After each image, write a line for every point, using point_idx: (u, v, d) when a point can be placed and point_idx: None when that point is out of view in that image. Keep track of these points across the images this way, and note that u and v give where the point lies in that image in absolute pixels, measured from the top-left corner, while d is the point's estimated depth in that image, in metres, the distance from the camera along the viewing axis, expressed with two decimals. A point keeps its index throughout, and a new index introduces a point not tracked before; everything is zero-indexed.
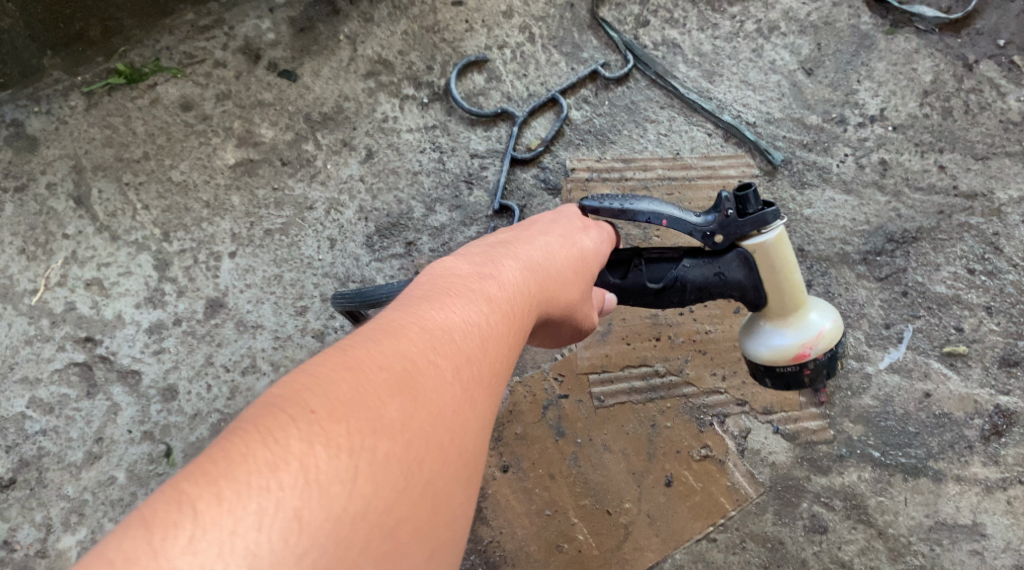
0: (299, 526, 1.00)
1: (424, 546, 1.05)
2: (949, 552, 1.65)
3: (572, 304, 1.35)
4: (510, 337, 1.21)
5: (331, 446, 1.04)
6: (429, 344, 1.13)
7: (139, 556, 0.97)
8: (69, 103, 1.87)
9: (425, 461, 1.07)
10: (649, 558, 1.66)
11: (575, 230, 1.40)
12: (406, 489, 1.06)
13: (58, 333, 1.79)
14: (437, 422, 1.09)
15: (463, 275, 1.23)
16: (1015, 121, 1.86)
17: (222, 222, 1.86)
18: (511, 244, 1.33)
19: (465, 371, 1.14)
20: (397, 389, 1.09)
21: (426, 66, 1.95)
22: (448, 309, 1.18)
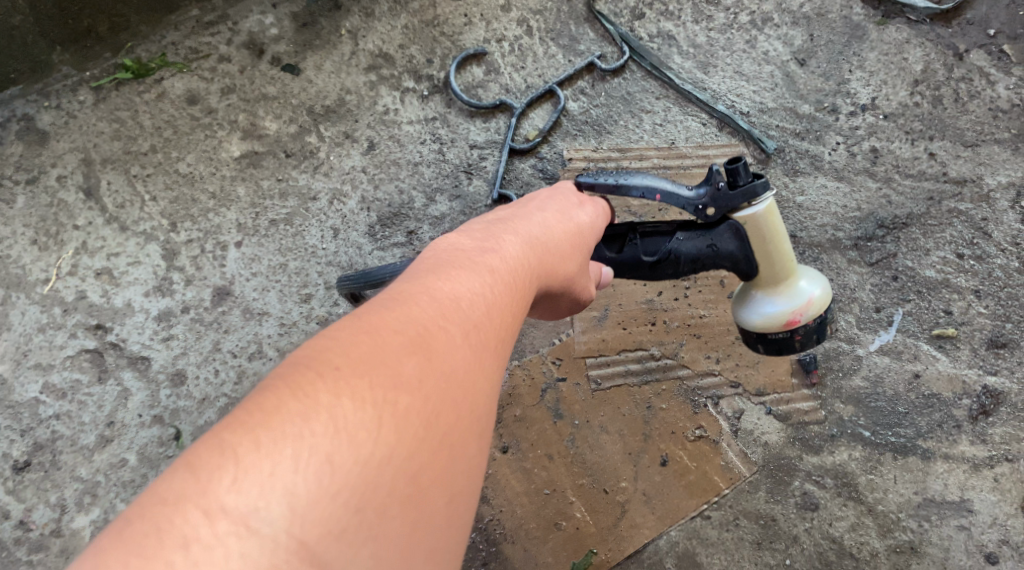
0: (330, 470, 1.05)
1: (443, 494, 1.10)
2: (938, 528, 1.69)
3: (571, 276, 1.40)
4: (516, 303, 1.25)
5: (356, 398, 1.08)
6: (442, 307, 1.18)
7: (187, 495, 1.02)
8: (78, 98, 1.92)
9: (442, 414, 1.12)
10: (645, 535, 1.71)
11: (571, 206, 1.45)
12: (425, 440, 1.10)
13: (69, 321, 1.84)
14: (454, 377, 1.14)
15: (470, 248, 1.28)
16: (1003, 109, 1.90)
17: (228, 212, 1.91)
18: (509, 221, 1.38)
19: (477, 334, 1.18)
20: (414, 347, 1.13)
21: (426, 60, 2.00)
22: (458, 276, 1.23)
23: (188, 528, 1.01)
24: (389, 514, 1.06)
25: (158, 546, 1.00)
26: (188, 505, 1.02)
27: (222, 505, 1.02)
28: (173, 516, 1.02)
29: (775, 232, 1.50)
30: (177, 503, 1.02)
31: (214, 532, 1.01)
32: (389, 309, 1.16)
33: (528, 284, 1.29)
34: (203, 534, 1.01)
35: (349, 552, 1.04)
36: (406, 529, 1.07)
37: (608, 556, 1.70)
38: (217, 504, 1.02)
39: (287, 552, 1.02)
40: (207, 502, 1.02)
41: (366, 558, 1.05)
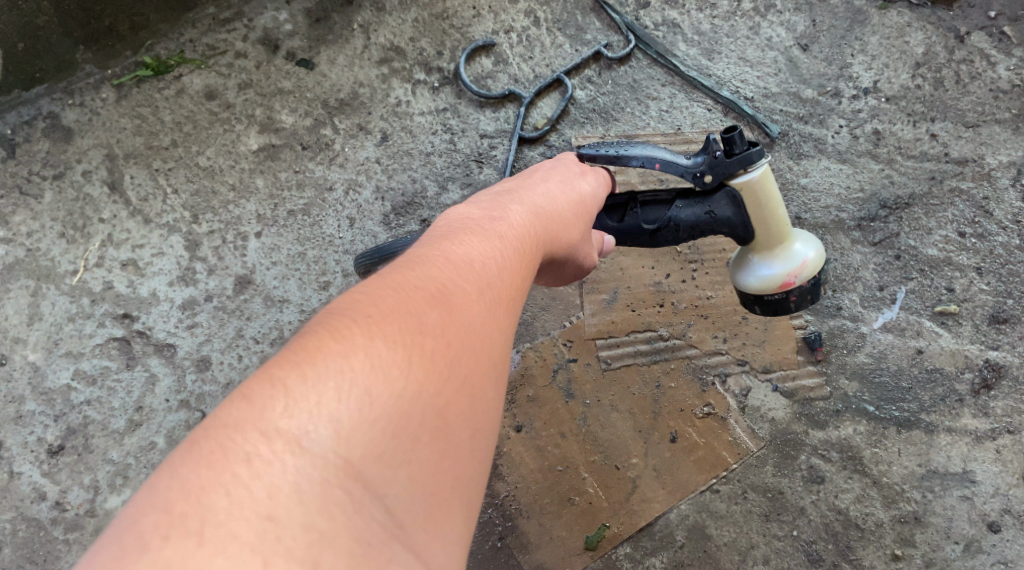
0: (369, 401, 1.11)
1: (469, 428, 1.15)
2: (941, 498, 1.75)
3: (575, 243, 1.46)
4: (525, 263, 1.32)
5: (390, 337, 1.14)
6: (462, 261, 1.25)
7: (243, 419, 1.09)
8: (101, 96, 1.98)
9: (467, 355, 1.18)
10: (656, 509, 1.77)
11: (573, 177, 1.52)
12: (452, 378, 1.15)
13: (98, 310, 1.91)
14: (477, 322, 1.20)
15: (484, 214, 1.35)
16: (1004, 90, 1.93)
17: (248, 204, 1.97)
18: (515, 192, 1.45)
19: (495, 286, 1.25)
20: (440, 294, 1.20)
21: (436, 52, 2.05)
22: (476, 237, 1.30)
23: (248, 448, 1.07)
24: (422, 443, 1.12)
25: (221, 465, 1.07)
26: (246, 427, 1.08)
27: (271, 436, 1.08)
28: (234, 438, 1.08)
29: (770, 197, 1.54)
30: (235, 427, 1.08)
31: (269, 453, 1.07)
32: (414, 264, 1.23)
33: (534, 246, 1.36)
34: (260, 455, 1.07)
35: (388, 477, 1.10)
36: (437, 458, 1.13)
37: (621, 528, 1.76)
38: (272, 427, 1.08)
39: (334, 474, 1.08)
40: (263, 426, 1.08)
41: (402, 483, 1.10)
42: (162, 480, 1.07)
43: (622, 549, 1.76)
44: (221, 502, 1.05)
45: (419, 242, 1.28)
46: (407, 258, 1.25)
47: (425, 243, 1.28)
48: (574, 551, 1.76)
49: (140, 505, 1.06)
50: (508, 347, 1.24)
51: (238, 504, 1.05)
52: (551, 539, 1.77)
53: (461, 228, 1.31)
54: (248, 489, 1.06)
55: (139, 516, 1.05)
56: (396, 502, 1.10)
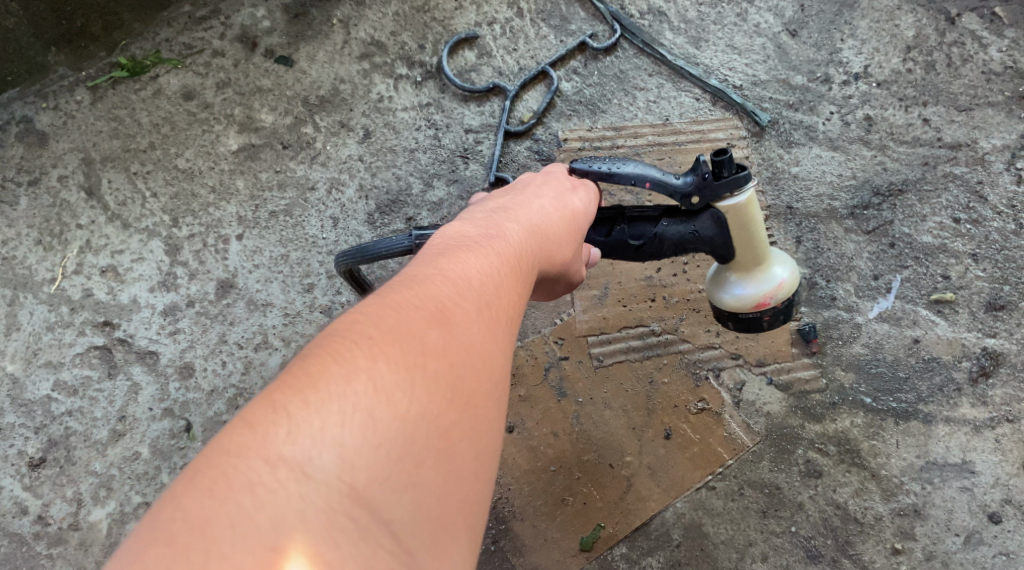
0: (372, 425, 1.07)
1: (472, 450, 1.11)
2: (940, 490, 1.70)
3: (568, 262, 1.41)
4: (522, 279, 1.28)
5: (391, 359, 1.10)
6: (459, 279, 1.20)
7: (246, 447, 1.04)
8: (75, 98, 1.95)
9: (468, 377, 1.14)
10: (651, 508, 1.73)
11: (564, 191, 1.45)
12: (454, 399, 1.12)
13: (78, 319, 1.87)
14: (478, 340, 1.16)
15: (480, 230, 1.31)
16: (996, 72, 1.90)
17: (228, 206, 1.93)
18: (509, 205, 1.40)
19: (494, 304, 1.21)
20: (440, 313, 1.15)
21: (418, 46, 2.02)
22: (475, 251, 1.26)
23: (252, 475, 1.03)
24: (426, 467, 1.08)
25: (225, 493, 1.02)
26: (250, 454, 1.04)
27: (273, 461, 1.04)
28: (237, 466, 1.03)
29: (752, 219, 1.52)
30: (238, 454, 1.04)
31: (273, 481, 1.03)
32: (414, 281, 1.19)
33: (530, 266, 1.31)
34: (264, 483, 1.03)
35: (394, 501, 1.06)
36: (442, 482, 1.09)
37: (616, 529, 1.73)
38: (275, 454, 1.04)
39: (339, 500, 1.04)
40: (266, 453, 1.04)
41: (409, 507, 1.06)
42: (164, 510, 1.02)
43: (618, 549, 1.72)
44: (226, 532, 1.01)
45: (415, 260, 1.24)
46: (405, 276, 1.21)
47: (421, 261, 1.24)
48: (569, 554, 1.72)
49: (142, 537, 1.01)
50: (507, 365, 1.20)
51: (242, 532, 1.01)
52: (545, 541, 1.73)
53: (458, 244, 1.26)
54: (253, 518, 1.02)
55: (141, 548, 1.00)
56: (402, 527, 1.05)
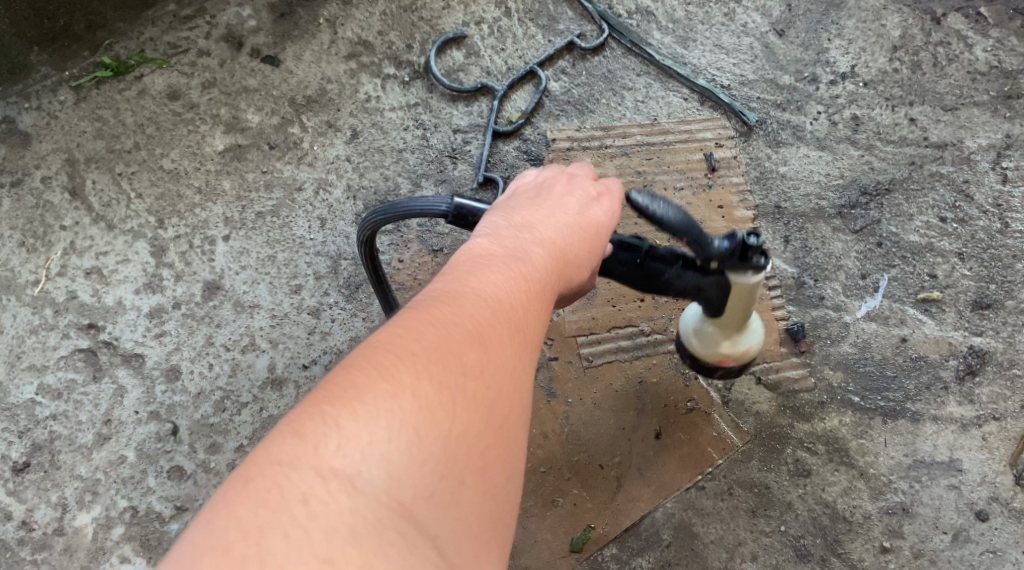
0: (419, 440, 1.06)
1: (508, 468, 1.12)
2: (928, 489, 1.70)
3: (587, 281, 1.39)
4: (552, 294, 1.28)
5: (437, 373, 1.10)
6: (497, 294, 1.20)
7: (298, 459, 1.03)
8: (58, 98, 1.95)
9: (506, 394, 1.14)
10: (641, 508, 1.73)
11: (587, 200, 1.41)
12: (493, 417, 1.12)
13: (62, 321, 1.85)
14: (515, 358, 1.17)
15: (510, 242, 1.30)
16: (981, 71, 1.92)
17: (214, 206, 1.92)
18: (530, 209, 1.37)
19: (528, 322, 1.21)
20: (480, 328, 1.15)
21: (405, 45, 2.03)
22: (509, 265, 1.25)
23: (304, 487, 1.02)
24: (468, 483, 1.08)
25: (278, 504, 1.01)
26: (302, 466, 1.03)
27: (326, 471, 1.03)
28: (289, 477, 1.02)
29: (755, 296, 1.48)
30: (290, 465, 1.03)
31: (325, 493, 1.02)
32: (454, 294, 1.18)
33: (561, 279, 1.32)
34: (316, 495, 1.02)
35: (439, 516, 1.06)
36: (483, 498, 1.09)
37: (606, 530, 1.72)
38: (327, 466, 1.03)
39: (388, 514, 1.03)
40: (318, 465, 1.03)
41: (452, 522, 1.06)
42: (218, 518, 1.01)
43: (609, 550, 1.72)
44: (281, 544, 0.99)
45: (450, 271, 1.23)
46: (442, 288, 1.20)
47: (459, 271, 1.23)
48: (559, 555, 1.71)
49: (197, 546, 1.00)
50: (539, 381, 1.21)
51: (295, 544, 1.00)
52: (535, 543, 1.72)
53: (491, 257, 1.26)
54: (306, 529, 1.00)
55: (198, 554, 0.99)
56: (447, 542, 1.06)
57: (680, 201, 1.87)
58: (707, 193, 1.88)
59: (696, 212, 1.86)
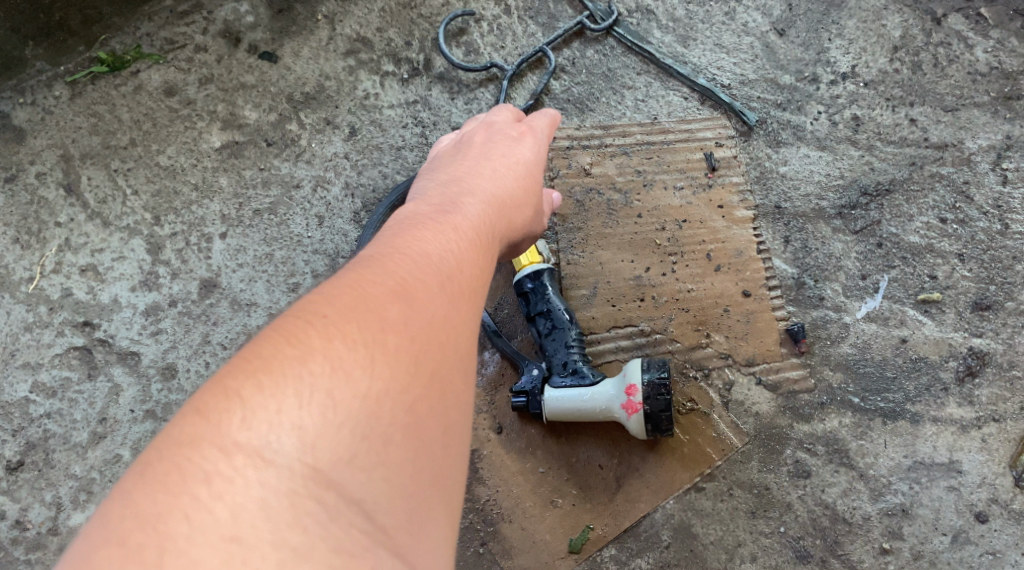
0: (333, 405, 1.06)
1: (440, 424, 1.11)
2: (927, 490, 1.70)
3: (529, 222, 1.43)
4: (484, 251, 1.27)
5: (351, 336, 1.09)
6: (420, 254, 1.20)
7: (200, 437, 1.03)
8: (53, 93, 1.91)
9: (432, 351, 1.12)
10: (640, 509, 1.73)
11: (512, 143, 1.48)
12: (419, 374, 1.10)
13: (56, 319, 1.84)
14: (441, 312, 1.15)
15: (438, 208, 1.30)
16: (982, 72, 1.90)
17: (212, 204, 1.90)
18: (465, 177, 1.40)
19: (457, 279, 1.20)
20: (401, 288, 1.14)
21: (404, 42, 1.99)
22: (436, 228, 1.25)
23: (206, 466, 1.02)
24: (395, 444, 1.07)
25: (179, 486, 1.01)
26: (203, 445, 1.03)
27: (232, 445, 1.03)
28: (190, 457, 1.03)
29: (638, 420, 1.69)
30: (191, 445, 1.03)
31: (229, 469, 1.02)
32: (375, 259, 1.18)
33: (491, 236, 1.31)
34: (220, 472, 1.02)
35: (362, 481, 1.05)
36: (414, 458, 1.08)
37: (605, 530, 1.73)
38: (230, 442, 1.03)
39: (302, 483, 1.03)
40: (220, 442, 1.03)
41: (379, 485, 1.06)
42: (116, 507, 1.01)
43: (607, 551, 1.73)
44: (182, 527, 1.00)
45: (375, 239, 1.23)
46: (363, 254, 1.19)
47: (385, 238, 1.23)
48: (558, 556, 1.73)
49: (94, 538, 1.00)
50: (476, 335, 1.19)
51: (200, 525, 1.00)
52: (534, 543, 1.74)
53: (416, 222, 1.26)
54: (210, 510, 1.01)
55: (96, 546, 1.00)
56: (374, 505, 1.05)
57: (681, 200, 1.89)
58: (706, 192, 1.89)
59: (696, 210, 1.88)
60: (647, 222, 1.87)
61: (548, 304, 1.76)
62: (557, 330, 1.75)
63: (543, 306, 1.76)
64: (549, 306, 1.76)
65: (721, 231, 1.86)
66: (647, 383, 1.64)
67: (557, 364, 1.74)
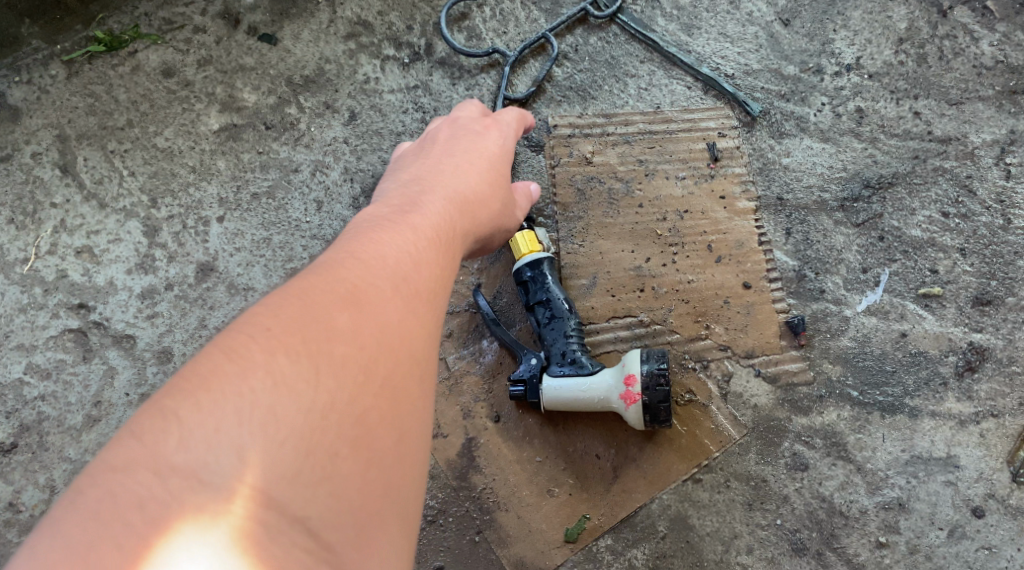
0: (273, 421, 1.08)
1: (392, 431, 1.13)
2: (925, 484, 1.70)
3: (495, 215, 1.46)
4: (442, 254, 1.29)
5: (296, 350, 1.12)
6: (374, 259, 1.22)
7: (135, 461, 1.05)
8: (49, 72, 1.89)
9: (382, 358, 1.15)
10: (637, 499, 1.73)
11: (478, 136, 1.53)
12: (367, 383, 1.13)
13: (51, 301, 1.82)
14: (393, 319, 1.18)
15: (395, 211, 1.31)
16: (988, 66, 1.89)
17: (209, 186, 1.89)
18: (427, 177, 1.41)
19: (410, 284, 1.22)
20: (350, 298, 1.17)
21: (405, 26, 1.97)
22: (392, 232, 1.26)
23: (142, 489, 1.04)
24: (340, 456, 1.09)
25: (113, 510, 1.03)
26: (140, 467, 1.05)
27: (170, 465, 1.05)
28: (126, 481, 1.04)
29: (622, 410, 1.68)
30: (127, 470, 1.05)
31: (167, 490, 1.04)
32: (327, 268, 1.20)
33: (451, 238, 1.33)
34: (158, 492, 1.04)
35: (307, 495, 1.07)
36: (364, 470, 1.10)
37: (601, 520, 1.73)
38: (168, 463, 1.05)
39: (243, 501, 1.06)
40: (157, 463, 1.05)
41: (324, 500, 1.08)
42: (44, 536, 1.02)
43: (603, 541, 1.73)
44: (112, 556, 1.01)
45: (329, 247, 1.25)
46: (311, 267, 1.21)
47: (341, 244, 1.25)
48: (554, 545, 1.73)
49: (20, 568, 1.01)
50: (431, 339, 1.21)
51: (135, 549, 1.02)
52: (530, 532, 1.74)
53: (371, 226, 1.27)
54: (146, 532, 1.03)
55: None
56: (318, 519, 1.07)
57: (682, 190, 1.88)
58: (708, 182, 1.88)
59: (698, 201, 1.87)
60: (648, 212, 1.87)
61: (547, 294, 1.75)
62: (557, 320, 1.74)
63: (543, 295, 1.75)
64: (549, 296, 1.75)
65: (722, 223, 1.85)
66: (647, 373, 1.63)
67: (556, 354, 1.73)
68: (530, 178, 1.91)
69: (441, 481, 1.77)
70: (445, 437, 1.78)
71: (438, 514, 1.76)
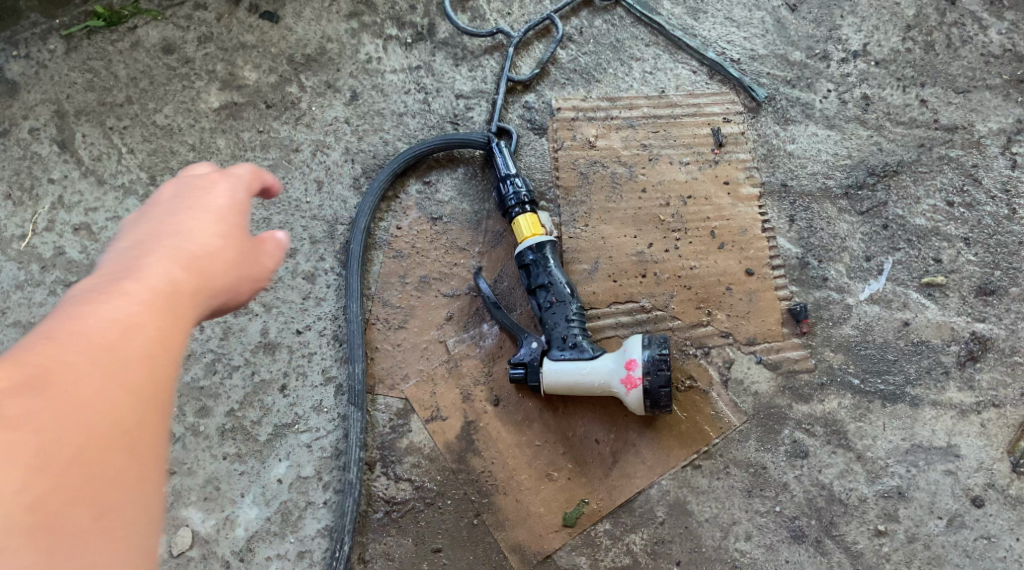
0: None
1: (93, 514, 1.08)
2: (925, 473, 1.69)
3: (231, 282, 1.30)
4: (162, 322, 1.21)
5: None
6: (61, 338, 1.14)
7: None
8: (48, 47, 1.88)
9: (64, 446, 1.08)
10: (636, 485, 1.72)
11: (206, 187, 1.35)
12: (42, 467, 1.06)
13: (48, 277, 1.80)
14: (92, 401, 1.12)
15: (105, 276, 1.23)
16: (995, 54, 1.87)
17: (209, 165, 1.87)
18: (145, 232, 1.29)
19: (105, 359, 1.15)
20: (39, 379, 1.10)
21: (408, 7, 1.96)
22: (105, 301, 1.19)
23: None
24: (25, 549, 1.03)
25: None
26: None
27: None
28: None
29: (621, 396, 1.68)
30: None
31: None
32: (33, 349, 1.13)
33: (180, 303, 1.24)
34: None
35: None
36: (86, 542, 1.06)
37: (599, 504, 1.72)
38: None
39: None
40: None
41: None
42: None
43: (602, 525, 1.72)
44: None
45: (44, 322, 1.17)
46: (20, 344, 1.14)
47: (55, 317, 1.17)
48: (552, 529, 1.72)
49: None
50: (149, 419, 1.16)
51: None
52: (528, 516, 1.73)
53: (84, 297, 1.19)
54: None
55: None
56: None
57: (686, 175, 1.86)
58: (712, 168, 1.87)
59: (701, 186, 1.85)
60: (651, 197, 1.85)
61: (549, 277, 1.74)
62: (558, 303, 1.73)
63: (544, 279, 1.74)
64: (550, 280, 1.74)
65: (726, 208, 1.84)
66: (647, 359, 1.63)
67: (557, 338, 1.72)
68: (533, 161, 1.90)
69: (439, 464, 1.76)
70: (445, 419, 1.78)
71: (436, 497, 1.75)
